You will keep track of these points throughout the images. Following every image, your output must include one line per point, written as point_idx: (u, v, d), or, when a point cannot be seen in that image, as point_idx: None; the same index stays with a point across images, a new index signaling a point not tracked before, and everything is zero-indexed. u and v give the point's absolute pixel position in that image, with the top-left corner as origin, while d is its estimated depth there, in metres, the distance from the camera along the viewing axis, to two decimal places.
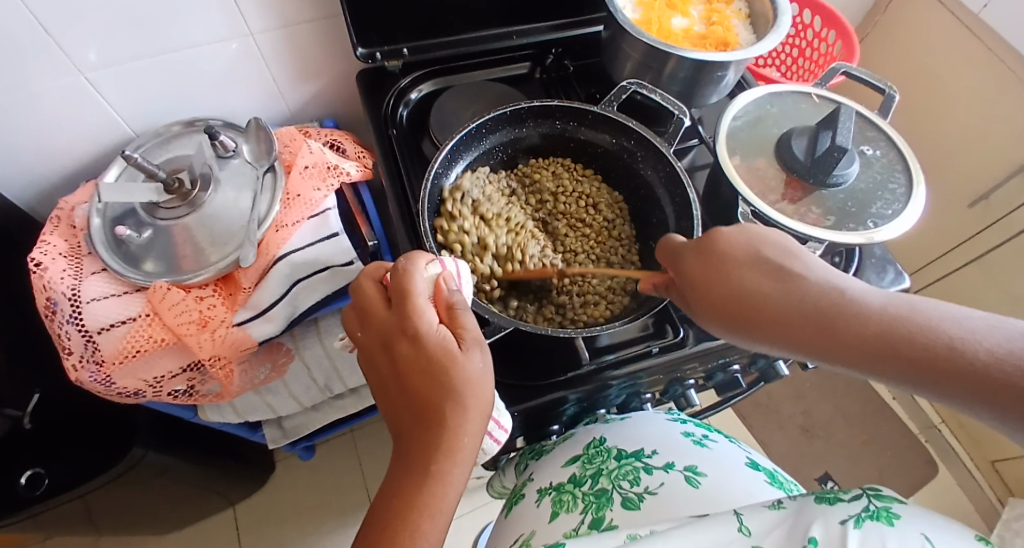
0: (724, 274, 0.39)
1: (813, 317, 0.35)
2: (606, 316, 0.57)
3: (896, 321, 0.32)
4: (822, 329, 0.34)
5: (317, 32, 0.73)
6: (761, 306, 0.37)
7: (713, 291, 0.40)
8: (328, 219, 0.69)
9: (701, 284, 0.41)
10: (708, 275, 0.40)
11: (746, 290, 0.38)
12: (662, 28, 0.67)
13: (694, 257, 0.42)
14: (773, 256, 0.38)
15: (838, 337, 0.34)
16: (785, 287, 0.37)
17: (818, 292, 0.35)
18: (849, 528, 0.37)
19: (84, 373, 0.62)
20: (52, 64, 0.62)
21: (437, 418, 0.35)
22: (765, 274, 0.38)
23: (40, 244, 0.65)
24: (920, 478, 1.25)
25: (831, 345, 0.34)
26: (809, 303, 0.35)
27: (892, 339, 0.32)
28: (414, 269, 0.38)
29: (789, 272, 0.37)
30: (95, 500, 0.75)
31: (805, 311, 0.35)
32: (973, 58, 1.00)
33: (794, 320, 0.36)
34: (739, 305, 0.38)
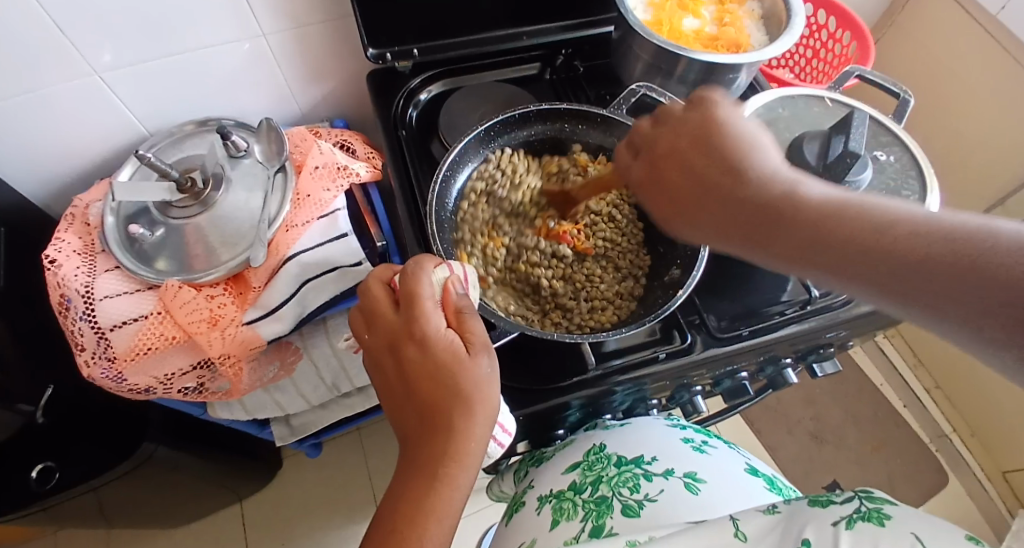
0: (691, 161, 0.42)
1: (752, 207, 0.38)
2: (611, 321, 0.58)
3: (825, 207, 0.34)
4: (756, 219, 0.38)
5: (329, 33, 0.74)
6: (705, 196, 0.41)
7: (677, 185, 0.43)
8: (336, 220, 0.69)
9: (663, 176, 0.45)
10: (676, 164, 0.44)
11: (706, 176, 0.41)
12: (672, 29, 0.66)
13: (662, 145, 0.45)
14: (736, 147, 0.41)
15: (780, 223, 0.36)
16: (734, 182, 0.40)
17: (767, 187, 0.38)
18: (840, 528, 0.37)
19: (96, 370, 0.62)
20: (67, 65, 0.63)
21: (445, 423, 0.35)
22: (722, 161, 0.41)
23: (53, 241, 0.66)
24: (930, 485, 1.24)
25: (764, 232, 0.37)
26: (749, 196, 0.38)
27: (820, 220, 0.34)
28: (423, 272, 0.38)
29: (738, 166, 0.40)
30: (105, 494, 0.77)
31: (744, 199, 0.39)
32: (989, 59, 0.98)
33: (736, 213, 0.39)
34: (689, 195, 0.42)
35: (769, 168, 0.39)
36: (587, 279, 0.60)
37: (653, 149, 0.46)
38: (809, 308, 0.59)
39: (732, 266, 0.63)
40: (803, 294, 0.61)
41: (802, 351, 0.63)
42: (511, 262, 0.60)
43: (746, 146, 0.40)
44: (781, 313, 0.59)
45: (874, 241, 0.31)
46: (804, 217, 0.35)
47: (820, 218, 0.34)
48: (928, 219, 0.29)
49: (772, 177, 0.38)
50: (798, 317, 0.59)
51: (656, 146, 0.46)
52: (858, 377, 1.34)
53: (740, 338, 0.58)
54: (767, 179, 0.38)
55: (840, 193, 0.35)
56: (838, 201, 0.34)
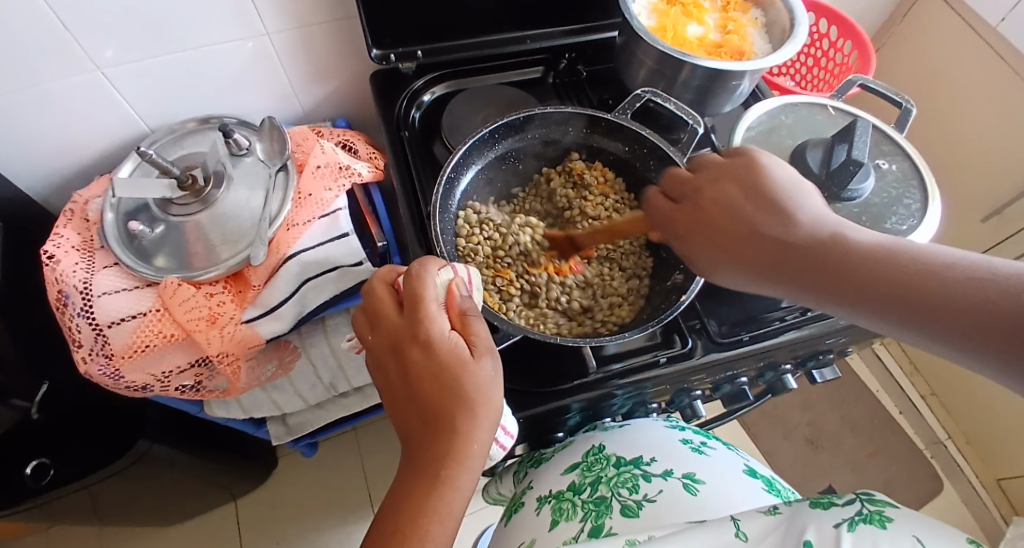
0: (730, 203, 0.43)
1: (796, 251, 0.38)
2: (629, 316, 0.58)
3: (876, 252, 0.34)
4: (802, 263, 0.38)
5: (333, 33, 0.74)
6: (744, 240, 0.41)
7: (713, 228, 0.43)
8: (338, 219, 0.69)
9: (699, 216, 0.44)
10: (712, 206, 0.43)
11: (746, 219, 0.41)
12: (676, 35, 0.66)
13: (697, 188, 0.46)
14: (776, 194, 0.41)
15: (828, 266, 0.36)
16: (775, 225, 0.40)
17: (812, 232, 0.38)
18: (842, 530, 0.37)
19: (93, 367, 0.62)
20: (70, 60, 0.63)
21: (449, 425, 0.35)
22: (763, 206, 0.41)
23: (53, 237, 0.66)
24: (924, 492, 1.24)
25: (810, 277, 0.37)
26: (792, 241, 0.38)
27: (872, 264, 0.34)
28: (427, 274, 0.38)
29: (780, 211, 0.40)
30: (100, 491, 0.76)
31: (789, 243, 0.39)
32: (989, 70, 0.99)
33: (779, 256, 0.39)
34: (726, 238, 0.42)
35: (813, 216, 0.39)
36: (598, 281, 0.60)
37: (687, 193, 0.46)
38: (809, 314, 0.60)
39: None
40: None
41: (801, 358, 0.64)
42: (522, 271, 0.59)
43: (786, 193, 0.41)
44: (781, 319, 0.60)
45: (930, 283, 0.30)
46: (853, 261, 0.35)
47: (872, 261, 0.34)
48: (983, 262, 0.29)
49: (816, 223, 0.39)
50: (798, 323, 0.59)
51: (692, 189, 0.46)
52: (854, 384, 1.34)
53: (739, 344, 0.58)
54: (811, 225, 0.38)
55: (889, 239, 0.35)
56: (889, 247, 0.34)
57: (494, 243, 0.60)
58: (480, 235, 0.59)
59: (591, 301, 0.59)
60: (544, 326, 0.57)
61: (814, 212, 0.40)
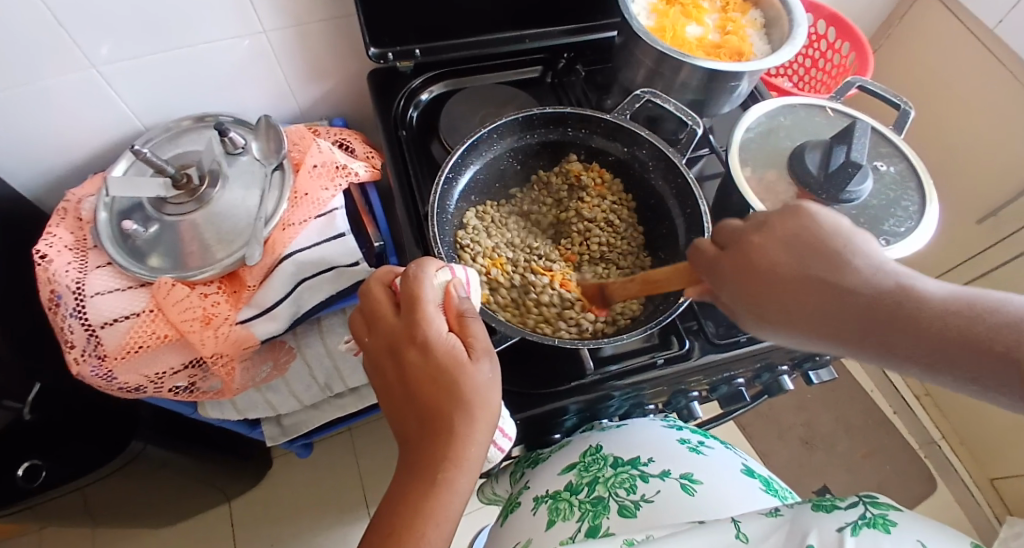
0: (783, 255, 0.38)
1: (867, 308, 0.35)
2: (638, 311, 0.57)
3: (961, 310, 0.32)
4: (875, 322, 0.34)
5: (331, 32, 0.73)
6: (809, 296, 0.37)
7: (766, 283, 0.38)
8: (334, 219, 0.69)
9: (748, 268, 0.39)
10: (762, 257, 0.39)
11: (805, 273, 0.37)
12: (675, 36, 0.66)
13: (742, 236, 0.41)
14: (830, 244, 0.37)
15: (906, 325, 0.33)
16: (839, 280, 0.36)
17: (883, 287, 0.35)
18: (845, 535, 0.37)
19: (85, 368, 0.61)
20: (64, 58, 0.62)
21: (446, 427, 0.35)
22: (822, 259, 0.37)
23: (46, 236, 0.65)
24: (920, 493, 1.25)
25: (885, 338, 0.34)
26: (861, 296, 0.35)
27: (961, 324, 0.31)
28: (424, 275, 0.37)
29: (840, 264, 0.36)
30: (92, 493, 0.75)
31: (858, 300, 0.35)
32: (986, 73, 0.99)
33: (847, 315, 0.35)
34: (783, 293, 0.38)
35: (877, 266, 0.36)
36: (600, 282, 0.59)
37: (731, 240, 0.42)
38: None
39: None
40: None
41: (799, 360, 0.64)
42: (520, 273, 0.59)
43: (845, 241, 0.37)
44: None
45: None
46: (935, 318, 0.32)
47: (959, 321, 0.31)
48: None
49: (881, 274, 0.35)
50: None
51: (733, 237, 0.41)
52: (850, 385, 1.35)
53: (737, 345, 0.57)
54: (879, 279, 0.35)
55: (962, 291, 0.33)
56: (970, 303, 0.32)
57: (488, 244, 0.59)
58: (472, 234, 0.59)
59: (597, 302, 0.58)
60: (538, 322, 0.55)
61: (875, 261, 0.36)
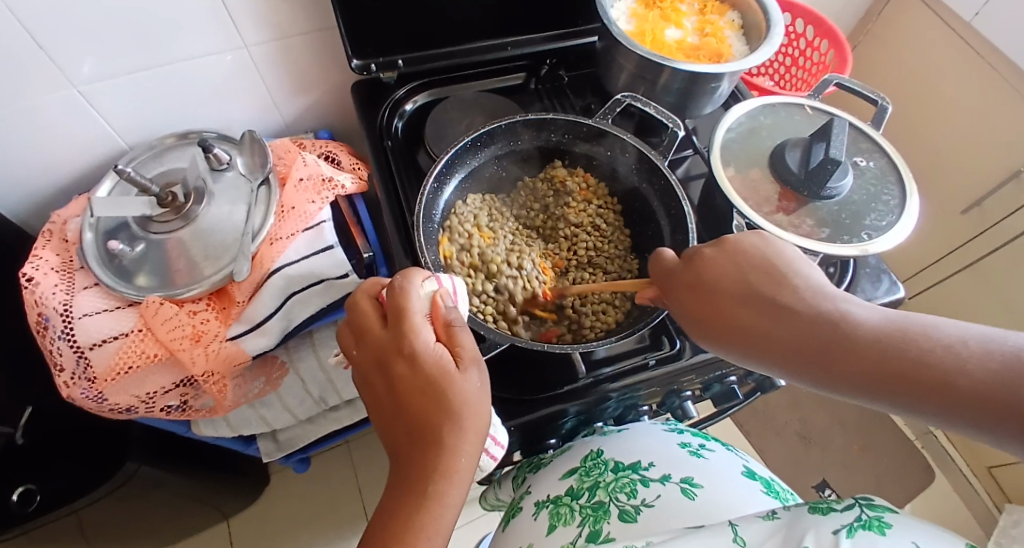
0: (727, 278, 0.41)
1: (802, 329, 0.36)
2: (617, 320, 0.58)
3: (883, 335, 0.33)
4: (808, 342, 0.36)
5: (312, 44, 0.73)
6: (755, 319, 0.39)
7: (711, 302, 0.41)
8: (322, 232, 0.69)
9: (697, 286, 0.42)
10: (706, 279, 0.42)
11: (748, 293, 0.40)
12: (655, 39, 0.67)
13: (699, 255, 0.44)
14: (771, 270, 0.40)
15: (834, 347, 0.35)
16: (777, 303, 0.38)
17: (814, 310, 0.37)
18: (841, 537, 0.37)
19: (75, 390, 0.61)
20: (44, 79, 0.62)
21: (435, 438, 0.35)
22: (761, 285, 0.40)
23: (31, 259, 0.65)
24: (917, 483, 1.25)
25: (819, 360, 0.35)
26: (802, 319, 0.37)
27: (881, 348, 0.33)
28: (411, 287, 0.37)
29: (777, 289, 0.39)
30: (87, 516, 0.75)
31: (793, 321, 0.37)
32: (965, 65, 1.01)
33: (782, 335, 0.37)
34: (733, 318, 0.40)
35: (815, 291, 0.38)
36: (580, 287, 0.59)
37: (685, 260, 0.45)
38: None
39: None
40: None
41: None
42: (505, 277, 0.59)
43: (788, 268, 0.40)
44: None
45: (945, 373, 0.30)
46: (864, 342, 0.33)
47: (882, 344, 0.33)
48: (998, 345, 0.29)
49: (817, 298, 0.37)
50: None
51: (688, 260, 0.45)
52: None
53: None
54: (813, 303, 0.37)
55: (895, 316, 0.34)
56: (896, 326, 0.33)
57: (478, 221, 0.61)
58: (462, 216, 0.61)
59: (571, 307, 0.59)
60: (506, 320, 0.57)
61: (815, 286, 0.38)
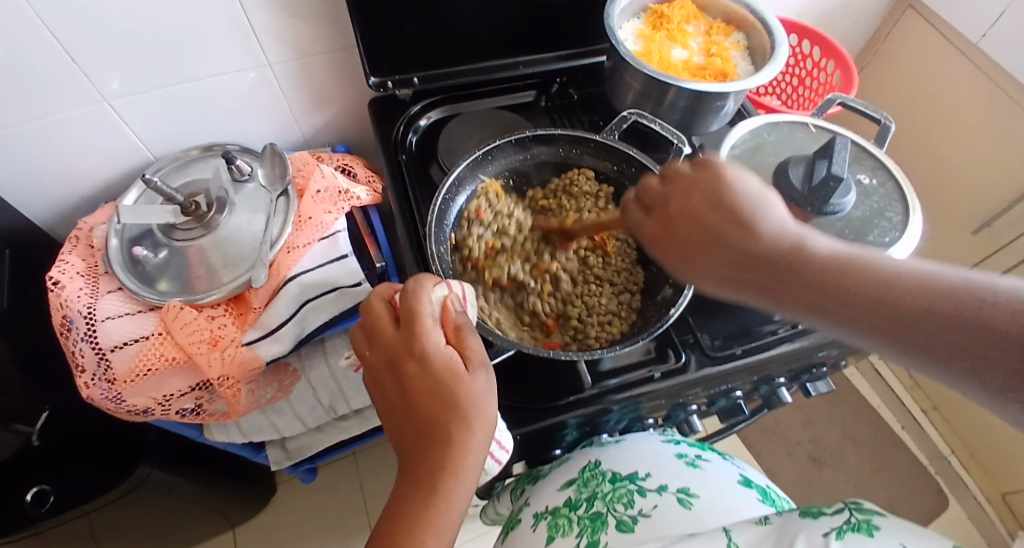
0: (699, 211, 0.43)
1: (762, 256, 0.39)
2: (622, 331, 0.59)
3: (839, 263, 0.35)
4: (772, 274, 0.38)
5: (333, 63, 0.77)
6: (708, 244, 0.42)
7: (680, 229, 0.44)
8: (337, 242, 0.71)
9: (667, 218, 0.45)
10: (683, 214, 0.44)
11: (710, 218, 0.42)
12: (662, 59, 0.69)
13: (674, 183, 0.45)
14: (744, 203, 0.41)
15: (807, 278, 0.36)
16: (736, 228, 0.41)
17: (777, 241, 0.39)
18: (831, 539, 0.37)
19: (95, 391, 0.63)
20: (76, 93, 0.65)
21: (444, 438, 0.36)
22: (728, 213, 0.41)
23: (58, 263, 0.67)
24: (931, 507, 1.23)
25: (769, 280, 0.38)
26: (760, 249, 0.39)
27: (833, 272, 0.35)
28: (423, 290, 0.39)
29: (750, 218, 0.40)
30: (99, 517, 0.76)
31: (755, 257, 0.39)
32: (969, 85, 1.02)
33: (748, 266, 0.40)
34: (695, 240, 0.43)
35: (772, 219, 0.40)
36: (586, 299, 0.61)
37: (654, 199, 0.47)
38: (800, 327, 0.61)
39: None
40: None
41: (795, 370, 0.65)
42: (514, 286, 0.60)
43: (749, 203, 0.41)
44: (774, 332, 0.61)
45: (892, 294, 0.32)
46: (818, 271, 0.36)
47: (847, 277, 0.35)
48: (944, 277, 0.31)
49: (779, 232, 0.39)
50: (791, 336, 0.60)
51: (663, 189, 0.46)
52: (854, 399, 1.35)
53: (734, 357, 0.59)
54: (774, 234, 0.39)
55: (847, 251, 0.36)
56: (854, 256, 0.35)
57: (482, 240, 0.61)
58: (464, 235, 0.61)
59: (578, 319, 0.60)
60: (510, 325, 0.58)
61: (776, 220, 0.40)
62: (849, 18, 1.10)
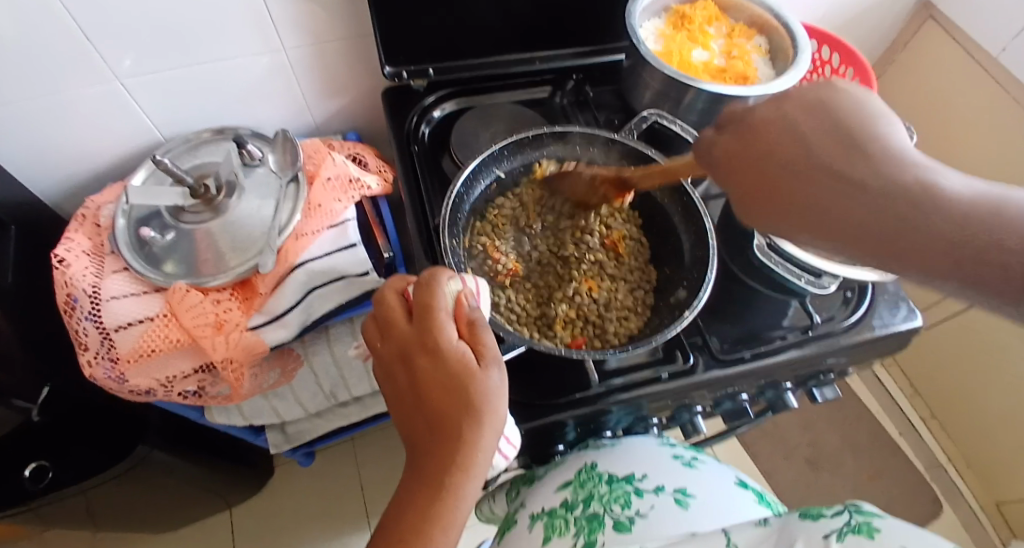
0: (792, 127, 0.41)
1: (881, 193, 0.36)
2: (639, 327, 0.60)
3: (965, 203, 0.33)
4: (869, 198, 0.36)
5: (347, 50, 0.76)
6: (808, 171, 0.39)
7: (766, 157, 0.42)
8: (347, 230, 0.70)
9: (748, 157, 0.44)
10: (770, 131, 0.43)
11: (812, 149, 0.39)
12: (682, 60, 0.68)
13: (752, 118, 0.44)
14: (855, 119, 0.39)
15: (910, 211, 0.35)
16: (858, 145, 0.38)
17: (899, 172, 0.36)
18: (831, 541, 0.38)
19: (98, 370, 0.63)
20: (90, 71, 0.64)
21: (455, 432, 0.36)
22: (843, 131, 0.39)
23: (64, 241, 0.67)
24: (925, 515, 1.24)
25: (887, 222, 0.36)
26: (866, 182, 0.37)
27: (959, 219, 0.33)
28: (438, 284, 0.39)
29: (863, 138, 0.38)
30: (97, 496, 0.76)
31: (864, 182, 0.37)
32: (986, 98, 1.01)
33: (859, 189, 0.37)
34: (774, 159, 0.42)
35: (896, 143, 0.37)
36: (603, 293, 0.61)
37: (736, 121, 0.46)
38: (811, 334, 0.60)
39: (733, 293, 0.65)
40: (805, 320, 0.62)
41: (803, 376, 0.65)
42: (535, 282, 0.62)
43: (864, 117, 0.39)
44: (783, 337, 0.61)
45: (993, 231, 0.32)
46: (936, 207, 0.34)
47: (963, 216, 0.33)
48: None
49: (901, 164, 0.36)
50: (799, 342, 0.60)
51: (744, 120, 0.45)
52: (854, 406, 1.35)
53: (741, 362, 0.58)
54: (896, 162, 0.36)
55: (985, 190, 0.33)
56: (982, 195, 0.33)
57: (501, 222, 0.64)
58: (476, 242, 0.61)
59: (595, 313, 0.60)
60: (520, 317, 0.59)
61: (897, 145, 0.37)
62: (869, 26, 1.09)
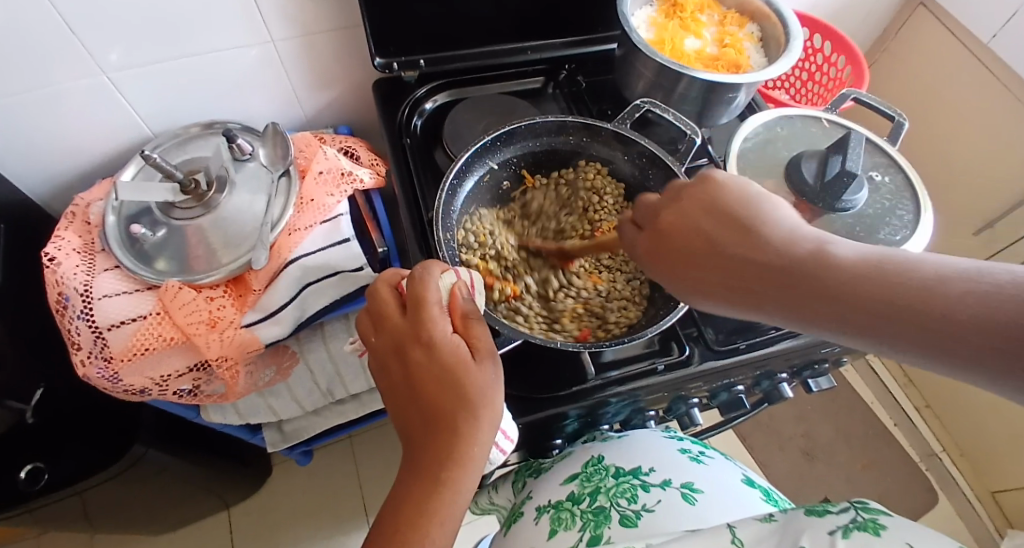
0: (690, 222, 0.40)
1: (783, 268, 0.34)
2: (638, 316, 0.59)
3: (860, 265, 0.31)
4: (775, 278, 0.34)
5: (336, 42, 0.75)
6: (716, 258, 0.38)
7: (674, 244, 0.40)
8: (339, 225, 0.70)
9: (663, 244, 0.41)
10: (672, 224, 0.41)
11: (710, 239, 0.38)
12: (674, 48, 0.68)
13: (657, 217, 0.43)
14: (743, 209, 0.38)
15: (806, 278, 0.33)
16: (746, 231, 0.37)
17: (792, 246, 0.35)
18: (837, 537, 0.37)
19: (91, 370, 0.62)
20: (75, 66, 0.63)
21: (450, 426, 0.36)
22: (728, 219, 0.38)
23: (54, 239, 0.66)
24: (920, 503, 1.24)
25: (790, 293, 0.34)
26: (770, 260, 0.35)
27: (858, 279, 0.30)
28: (430, 277, 0.38)
29: (756, 225, 0.37)
30: (93, 496, 0.76)
31: (760, 261, 0.35)
32: (977, 85, 1.01)
33: (749, 273, 0.36)
34: (687, 252, 0.39)
35: (777, 226, 0.36)
36: (602, 284, 0.60)
37: (648, 218, 0.44)
38: None
39: None
40: None
41: (797, 366, 0.65)
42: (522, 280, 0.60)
43: (747, 208, 0.38)
44: (776, 328, 0.61)
45: (911, 294, 0.28)
46: (840, 277, 0.31)
47: (864, 282, 0.30)
48: (948, 270, 0.28)
49: (791, 240, 0.35)
50: (794, 331, 0.60)
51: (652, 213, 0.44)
52: (849, 395, 1.35)
53: (736, 351, 0.59)
54: (786, 238, 0.35)
55: (874, 252, 0.31)
56: (874, 256, 0.31)
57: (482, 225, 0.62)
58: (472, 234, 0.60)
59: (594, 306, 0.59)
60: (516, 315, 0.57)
61: (786, 225, 0.36)
62: (860, 14, 1.09)
